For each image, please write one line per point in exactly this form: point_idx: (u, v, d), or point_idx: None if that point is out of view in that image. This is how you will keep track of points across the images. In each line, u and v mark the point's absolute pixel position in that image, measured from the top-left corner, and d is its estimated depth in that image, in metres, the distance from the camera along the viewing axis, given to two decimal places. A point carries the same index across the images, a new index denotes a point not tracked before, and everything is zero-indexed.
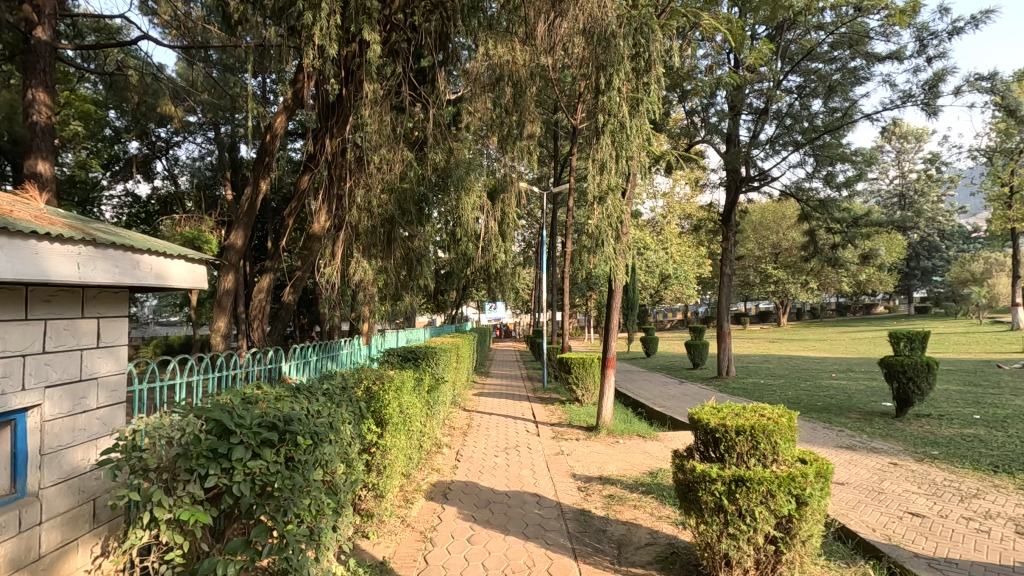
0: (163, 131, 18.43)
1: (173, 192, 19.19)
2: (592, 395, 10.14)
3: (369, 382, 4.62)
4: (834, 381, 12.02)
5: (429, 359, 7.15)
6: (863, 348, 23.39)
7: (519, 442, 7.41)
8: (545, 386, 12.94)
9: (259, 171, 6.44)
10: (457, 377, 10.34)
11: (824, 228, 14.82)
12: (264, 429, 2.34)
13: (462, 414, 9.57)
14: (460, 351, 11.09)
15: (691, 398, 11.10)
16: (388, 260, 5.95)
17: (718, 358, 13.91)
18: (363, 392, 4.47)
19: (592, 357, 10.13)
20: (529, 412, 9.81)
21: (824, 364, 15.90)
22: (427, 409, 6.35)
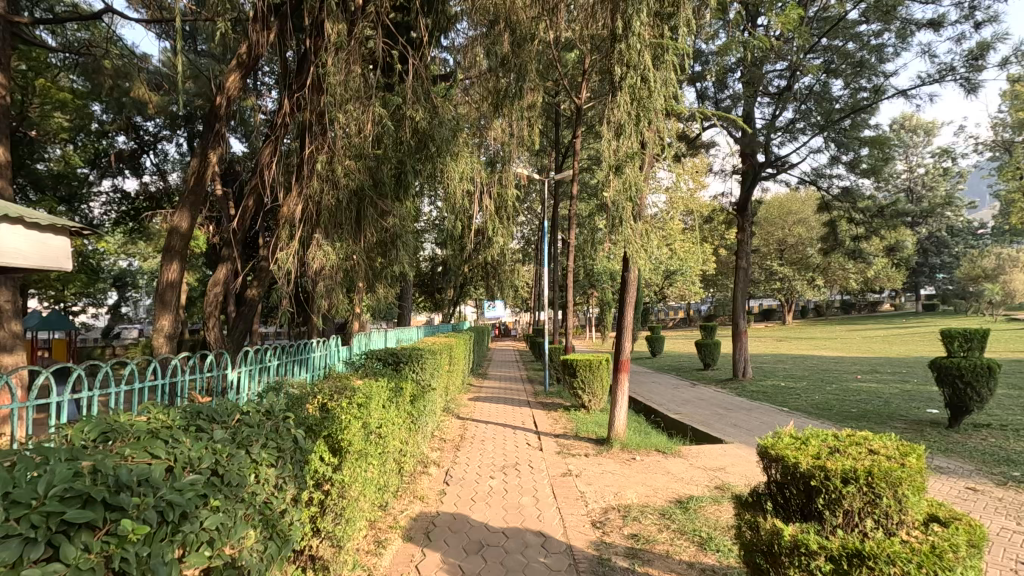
0: (150, 124, 16.97)
1: (161, 187, 17.25)
2: (600, 401, 9.15)
3: (325, 395, 3.58)
4: (863, 384, 11.01)
5: (414, 363, 6.12)
6: (878, 347, 22.33)
7: (519, 459, 6.38)
8: (548, 390, 11.91)
9: (208, 140, 5.40)
10: (449, 382, 9.35)
11: (846, 218, 13.78)
12: (66, 506, 1.30)
13: (457, 424, 8.55)
14: (455, 352, 10.13)
15: (709, 402, 10.11)
16: (358, 243, 4.91)
17: (734, 359, 12.89)
18: (315, 409, 3.44)
19: (600, 358, 9.13)
20: (530, 420, 8.80)
21: (844, 364, 14.90)
22: (408, 423, 5.31)
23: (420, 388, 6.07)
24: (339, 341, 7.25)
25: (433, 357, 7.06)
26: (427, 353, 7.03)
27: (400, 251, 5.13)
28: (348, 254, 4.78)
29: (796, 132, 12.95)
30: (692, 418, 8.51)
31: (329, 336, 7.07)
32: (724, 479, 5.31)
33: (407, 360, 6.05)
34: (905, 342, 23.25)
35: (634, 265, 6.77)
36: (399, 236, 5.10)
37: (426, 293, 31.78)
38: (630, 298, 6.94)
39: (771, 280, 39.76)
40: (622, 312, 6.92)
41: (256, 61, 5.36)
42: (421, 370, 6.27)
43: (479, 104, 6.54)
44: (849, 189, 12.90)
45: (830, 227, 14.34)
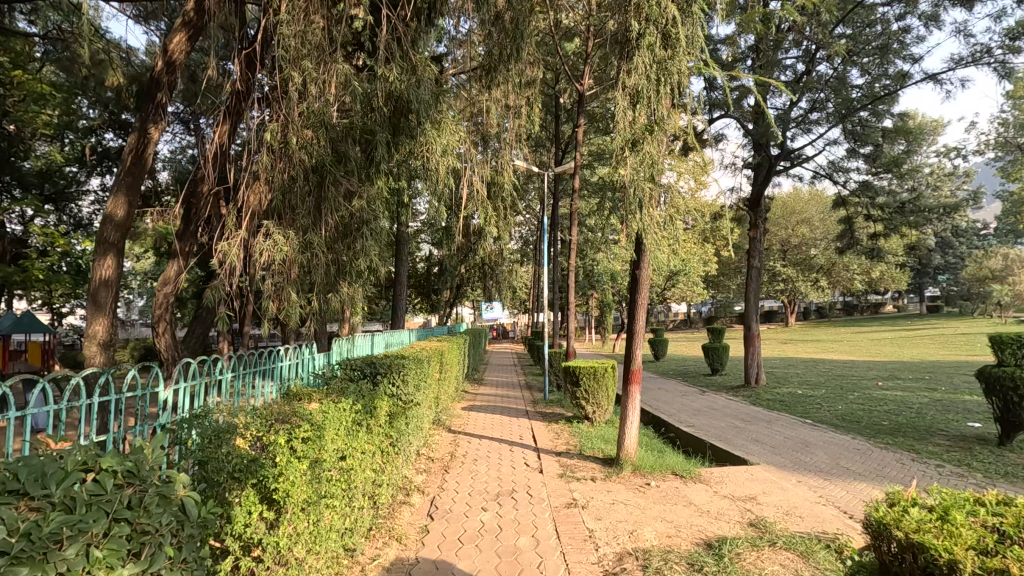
0: None
1: None
2: (605, 412, 8.35)
3: (264, 421, 2.75)
4: (886, 391, 10.22)
5: (395, 374, 5.31)
6: (889, 350, 21.54)
7: (516, 484, 5.54)
8: (549, 398, 11.07)
9: (148, 112, 4.53)
10: (439, 391, 8.56)
11: (863, 214, 13.00)
12: None
13: (448, 438, 7.73)
14: (445, 359, 9.30)
15: (723, 412, 9.31)
16: (316, 228, 4.38)
17: (745, 365, 12.07)
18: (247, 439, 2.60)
19: (606, 365, 8.31)
20: (528, 434, 7.99)
21: (860, 370, 14.09)
22: (384, 447, 4.51)
23: (401, 404, 5.28)
24: (314, 349, 6.45)
25: (418, 365, 6.27)
26: (410, 361, 6.23)
27: (366, 240, 4.56)
28: (304, 244, 4.28)
29: (812, 122, 12.20)
30: (706, 432, 7.69)
31: (303, 342, 6.24)
32: (757, 512, 4.51)
33: (387, 369, 5.26)
34: (915, 346, 22.53)
35: (647, 253, 6.04)
36: (367, 223, 4.54)
37: (422, 294, 30.99)
38: (643, 297, 6.18)
39: (773, 282, 38.97)
40: (634, 314, 6.15)
41: (204, 20, 4.58)
42: (403, 381, 5.48)
43: (472, 79, 5.78)
44: (865, 184, 12.15)
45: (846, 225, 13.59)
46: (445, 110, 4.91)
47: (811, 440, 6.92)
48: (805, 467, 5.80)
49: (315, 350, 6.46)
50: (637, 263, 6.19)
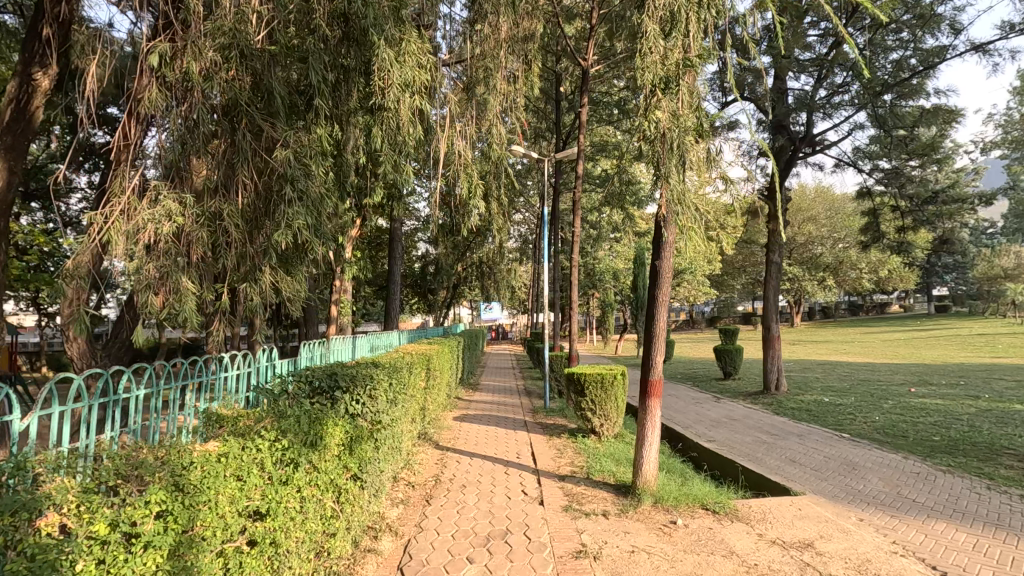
0: None
1: None
2: (614, 425, 7.35)
3: (118, 475, 1.74)
4: (925, 399, 9.21)
5: (360, 388, 4.29)
6: (907, 351, 20.51)
7: (511, 522, 4.52)
8: (549, 407, 10.04)
9: (34, 52, 3.83)
10: (425, 401, 7.56)
11: (890, 205, 12.02)
12: None
13: (434, 457, 6.75)
14: (434, 365, 8.29)
15: (745, 424, 8.32)
16: (231, 195, 3.90)
17: (764, 370, 11.06)
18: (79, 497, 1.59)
19: (615, 371, 7.33)
20: (526, 451, 6.96)
21: (886, 374, 13.05)
22: (341, 483, 3.52)
23: (368, 425, 4.26)
24: (274, 355, 5.52)
25: (394, 373, 5.28)
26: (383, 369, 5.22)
27: (288, 202, 3.77)
28: (209, 215, 3.75)
29: (841, 103, 11.07)
30: (729, 448, 6.70)
31: (258, 349, 5.16)
32: (820, 568, 3.48)
33: (352, 380, 4.23)
34: (931, 347, 21.59)
35: (674, 233, 5.08)
36: (290, 180, 3.79)
37: (418, 294, 29.96)
38: (667, 297, 5.08)
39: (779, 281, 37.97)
40: (654, 315, 5.08)
41: None
42: (375, 394, 4.46)
43: None
44: (896, 169, 11.16)
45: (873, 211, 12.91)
46: (407, 38, 4.51)
47: (857, 462, 5.91)
48: (860, 498, 4.81)
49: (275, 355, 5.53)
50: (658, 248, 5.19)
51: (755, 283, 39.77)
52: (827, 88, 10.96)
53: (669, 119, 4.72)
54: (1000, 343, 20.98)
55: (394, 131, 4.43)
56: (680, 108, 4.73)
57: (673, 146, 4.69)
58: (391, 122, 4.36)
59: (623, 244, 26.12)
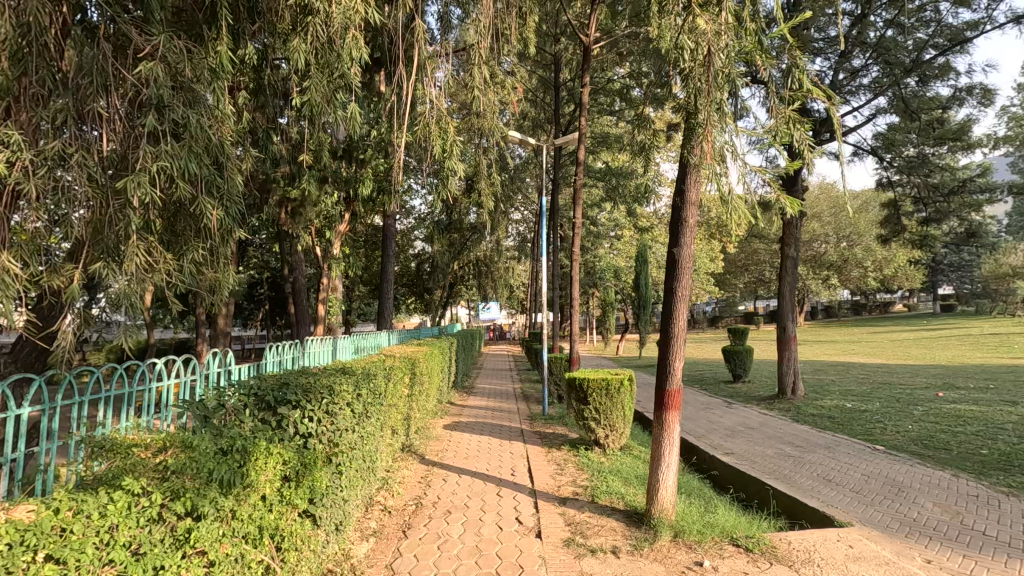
0: None
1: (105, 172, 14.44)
2: (620, 436, 6.58)
3: None
4: (959, 406, 8.45)
5: (317, 397, 3.48)
6: (921, 352, 19.68)
7: (502, 563, 3.72)
8: (548, 414, 9.23)
9: None
10: (410, 409, 6.77)
11: (911, 196, 11.27)
12: None
13: (419, 475, 5.96)
14: (421, 368, 7.48)
15: (764, 434, 7.55)
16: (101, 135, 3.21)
17: (780, 373, 10.26)
18: None
19: (622, 377, 6.57)
20: (522, 467, 6.18)
21: (906, 377, 12.28)
22: (277, 528, 2.78)
23: (325, 445, 3.47)
24: (233, 360, 4.75)
25: (366, 380, 4.46)
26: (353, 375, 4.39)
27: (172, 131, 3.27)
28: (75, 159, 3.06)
29: (861, 86, 10.26)
30: (752, 464, 5.91)
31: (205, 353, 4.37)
32: None
33: (306, 391, 3.42)
34: (945, 347, 20.82)
35: (694, 213, 4.21)
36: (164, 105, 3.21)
37: (414, 293, 29.09)
38: (686, 290, 4.23)
39: None
40: (671, 312, 4.23)
41: None
42: (336, 408, 3.65)
43: None
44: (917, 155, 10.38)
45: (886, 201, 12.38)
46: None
47: (903, 482, 5.13)
48: (919, 530, 4.04)
49: (233, 360, 4.75)
50: (674, 225, 4.32)
51: (758, 282, 39.03)
52: (849, 73, 10.18)
53: (695, 71, 3.94)
54: (1016, 343, 20.24)
55: (323, 40, 3.92)
56: (712, 57, 3.89)
57: (703, 108, 3.90)
58: (318, 29, 3.90)
59: (624, 242, 25.34)
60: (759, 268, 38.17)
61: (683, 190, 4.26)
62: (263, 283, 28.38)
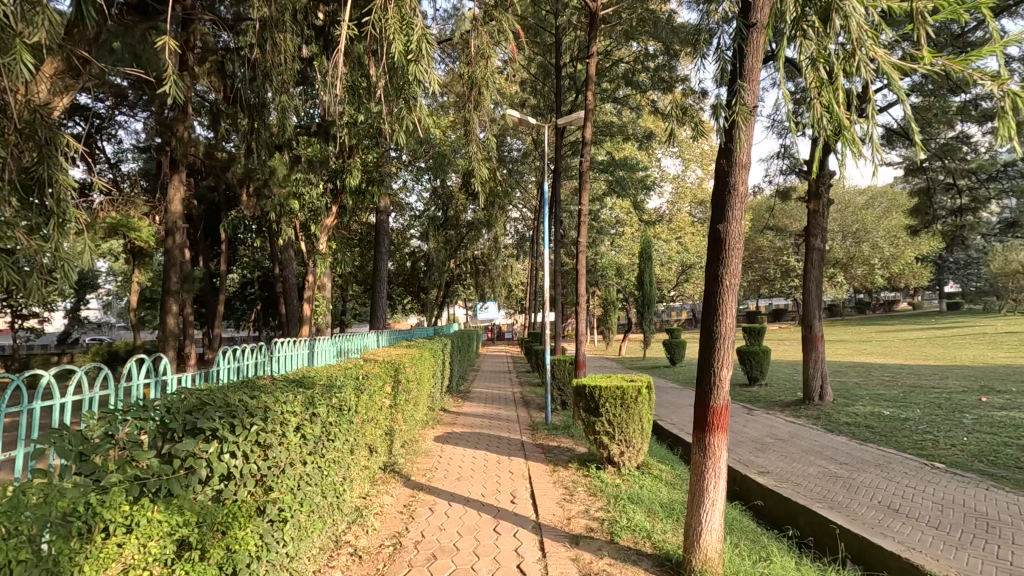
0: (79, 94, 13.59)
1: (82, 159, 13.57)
2: (637, 452, 5.65)
3: None
4: (1010, 412, 7.59)
5: (243, 419, 2.49)
6: (938, 352, 18.83)
7: None
8: (551, 424, 8.30)
9: None
10: (393, 420, 5.82)
11: (946, 183, 10.41)
12: None
13: (402, 502, 5.02)
14: (406, 373, 6.54)
15: (798, 447, 6.65)
16: None
17: (806, 376, 9.36)
18: None
19: (640, 385, 5.65)
20: (523, 491, 5.25)
21: (935, 379, 11.41)
22: None
23: (254, 487, 2.51)
24: (168, 367, 3.83)
25: (326, 394, 3.44)
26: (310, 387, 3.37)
27: None
28: None
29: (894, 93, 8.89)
30: (796, 488, 5.00)
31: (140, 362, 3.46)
32: None
33: (228, 416, 2.43)
34: (963, 346, 19.94)
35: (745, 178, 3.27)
36: None
37: (409, 292, 28.09)
38: (735, 277, 3.28)
39: (787, 277, 36.15)
40: (716, 305, 3.28)
41: None
42: (274, 437, 2.65)
43: None
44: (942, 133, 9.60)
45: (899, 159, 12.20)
46: None
47: (989, 514, 4.21)
48: None
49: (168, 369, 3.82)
50: (716, 192, 3.40)
51: (762, 281, 38.23)
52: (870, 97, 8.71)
53: None
54: None
55: None
56: None
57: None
58: None
59: (626, 239, 24.48)
60: (762, 266, 37.38)
61: (732, 147, 3.31)
62: (253, 282, 27.51)
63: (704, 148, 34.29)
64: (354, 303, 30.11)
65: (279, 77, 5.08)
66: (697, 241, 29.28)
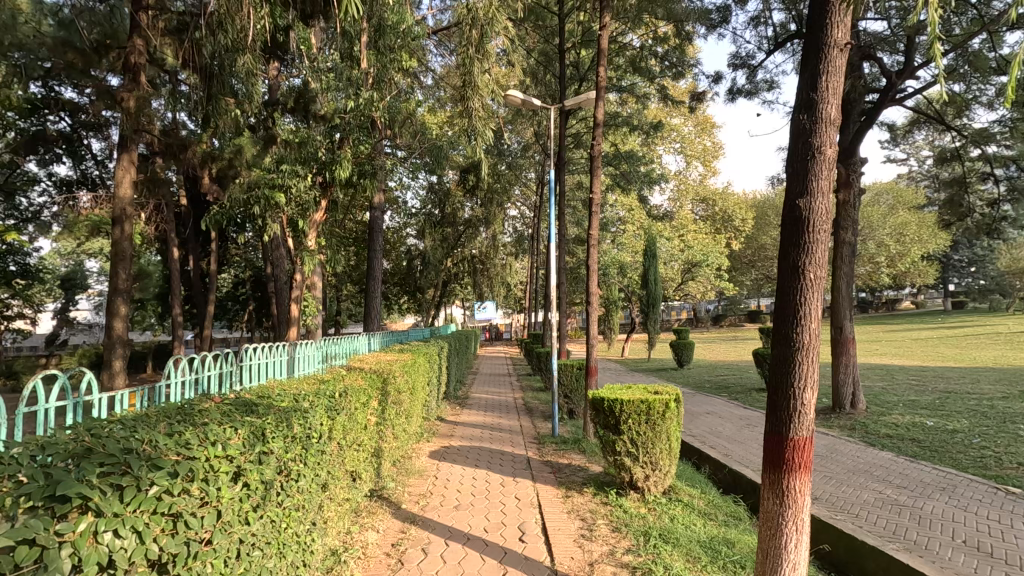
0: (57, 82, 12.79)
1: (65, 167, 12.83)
2: (665, 477, 4.87)
3: None
4: None
5: (137, 473, 1.67)
6: (956, 352, 18.10)
7: None
8: (559, 437, 7.51)
9: None
10: (379, 441, 5.01)
11: (982, 171, 9.70)
12: None
13: (389, 540, 4.20)
14: (397, 384, 5.71)
15: (843, 465, 5.89)
16: None
17: (836, 382, 8.58)
18: None
19: (667, 398, 4.88)
20: (534, 525, 4.46)
21: (966, 383, 10.68)
22: None
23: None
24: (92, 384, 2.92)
25: (284, 424, 2.62)
26: (261, 416, 2.55)
27: None
28: None
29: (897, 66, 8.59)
30: (857, 522, 4.22)
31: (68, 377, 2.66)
32: None
33: (116, 474, 1.63)
34: (981, 347, 19.24)
35: (832, 141, 2.47)
36: None
37: (405, 292, 27.31)
38: (822, 269, 2.49)
39: None
40: (797, 305, 2.48)
41: None
42: (189, 498, 1.82)
43: None
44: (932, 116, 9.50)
45: (888, 149, 12.29)
46: None
47: None
48: None
49: (95, 389, 2.85)
50: (791, 158, 2.60)
51: (765, 280, 37.62)
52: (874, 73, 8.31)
53: None
54: None
55: None
56: None
57: None
58: None
59: (629, 237, 23.77)
60: (766, 265, 36.74)
61: (814, 100, 2.50)
62: (245, 282, 26.69)
63: (706, 145, 33.60)
64: (349, 303, 29.29)
65: (245, 34, 4.27)
66: (701, 239, 28.62)
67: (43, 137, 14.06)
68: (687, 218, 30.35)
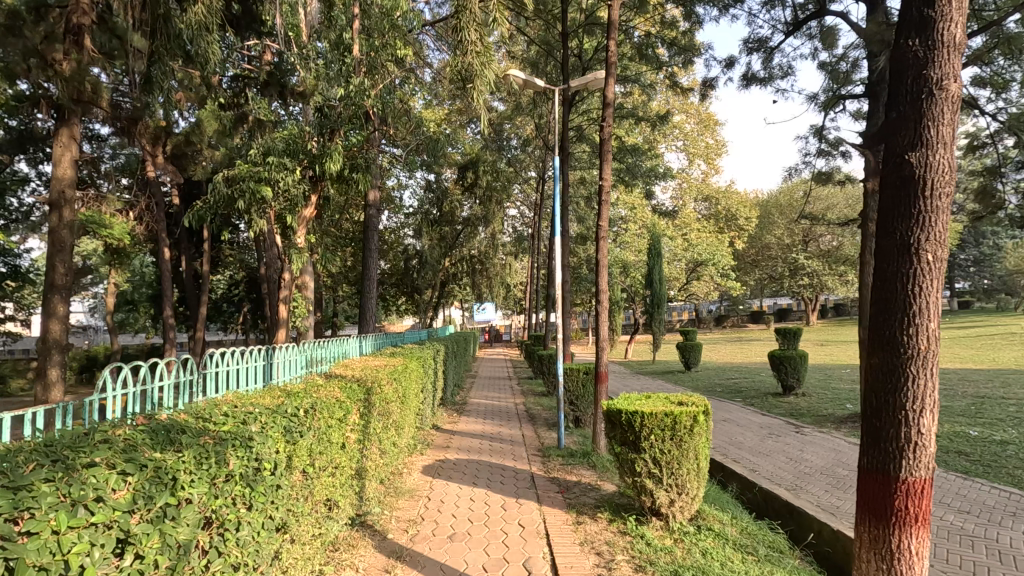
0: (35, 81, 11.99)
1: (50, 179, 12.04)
2: (695, 501, 4.22)
3: None
4: None
5: None
6: (974, 354, 17.38)
7: None
8: (565, 449, 6.85)
9: None
10: (360, 460, 4.33)
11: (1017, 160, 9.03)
12: None
13: None
14: (383, 394, 5.03)
15: None
16: None
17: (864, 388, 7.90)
18: None
19: (698, 410, 4.22)
20: (542, 562, 3.78)
21: (998, 388, 9.99)
22: None
23: None
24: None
25: (209, 459, 1.95)
26: (177, 450, 1.88)
27: None
28: None
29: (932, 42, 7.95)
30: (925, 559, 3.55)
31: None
32: None
33: None
34: (998, 348, 18.51)
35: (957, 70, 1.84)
36: None
37: (401, 293, 26.63)
38: (939, 248, 1.84)
39: (795, 276, 34.38)
40: (905, 298, 1.84)
41: None
42: None
43: None
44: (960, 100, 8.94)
45: None
46: None
47: None
48: None
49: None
50: (889, 104, 1.98)
51: (768, 279, 36.97)
52: None
53: None
54: None
55: None
56: None
57: None
58: None
59: (632, 235, 23.10)
60: (770, 265, 36.08)
61: (929, 16, 1.87)
62: (238, 283, 26.04)
63: (709, 142, 32.92)
64: (344, 304, 28.64)
65: None
66: (704, 238, 27.94)
67: (29, 132, 13.38)
68: (690, 217, 29.68)
